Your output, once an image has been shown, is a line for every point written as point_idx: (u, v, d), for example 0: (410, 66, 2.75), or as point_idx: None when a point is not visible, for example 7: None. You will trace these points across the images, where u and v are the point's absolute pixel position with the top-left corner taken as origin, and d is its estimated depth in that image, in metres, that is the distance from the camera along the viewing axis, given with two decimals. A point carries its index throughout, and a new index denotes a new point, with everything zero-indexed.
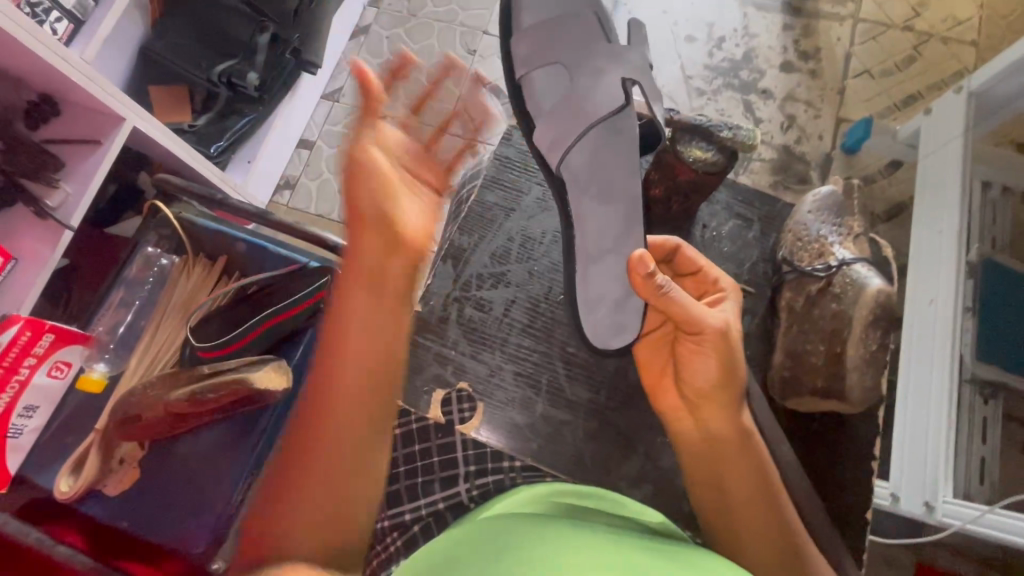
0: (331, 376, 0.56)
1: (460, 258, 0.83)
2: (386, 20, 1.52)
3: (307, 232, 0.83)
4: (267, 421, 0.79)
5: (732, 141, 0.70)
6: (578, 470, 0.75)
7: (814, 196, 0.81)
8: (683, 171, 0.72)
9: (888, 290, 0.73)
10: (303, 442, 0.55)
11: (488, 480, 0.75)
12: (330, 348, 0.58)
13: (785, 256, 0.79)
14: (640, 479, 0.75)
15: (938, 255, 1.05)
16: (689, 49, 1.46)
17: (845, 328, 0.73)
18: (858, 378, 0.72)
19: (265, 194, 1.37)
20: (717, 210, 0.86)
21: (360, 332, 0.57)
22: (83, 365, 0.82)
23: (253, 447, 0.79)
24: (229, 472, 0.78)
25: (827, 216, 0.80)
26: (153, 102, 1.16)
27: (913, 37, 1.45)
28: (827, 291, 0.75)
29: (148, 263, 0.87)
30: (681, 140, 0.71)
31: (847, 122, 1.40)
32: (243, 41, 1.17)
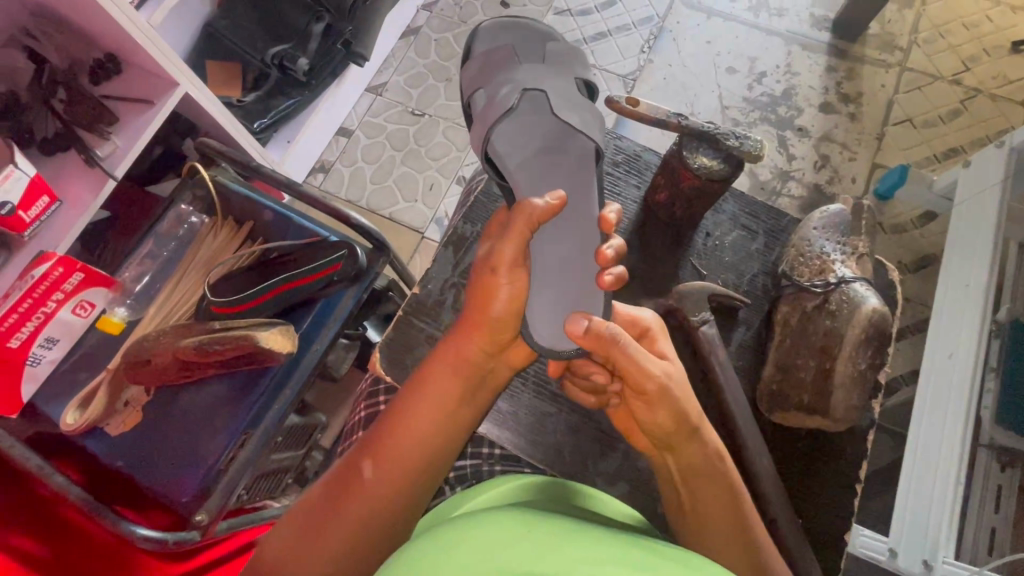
0: (419, 401, 0.61)
1: (461, 245, 0.81)
2: (437, 24, 1.58)
3: (331, 207, 0.85)
4: (267, 383, 0.81)
5: (739, 150, 0.69)
6: (557, 464, 0.75)
7: (821, 213, 0.79)
8: (688, 177, 0.72)
9: (882, 312, 0.71)
10: (378, 446, 0.60)
11: (465, 465, 0.76)
12: (425, 373, 0.63)
13: (786, 269, 0.77)
14: (618, 480, 0.74)
15: (962, 308, 1.02)
16: (730, 81, 1.47)
17: (836, 346, 0.71)
18: (844, 396, 0.70)
19: (300, 173, 1.42)
20: (723, 220, 0.85)
21: (431, 403, 0.61)
22: (105, 307, 0.86)
23: (251, 405, 0.81)
24: (224, 427, 0.80)
25: (831, 234, 0.77)
26: (208, 75, 1.23)
27: (960, 91, 1.43)
28: (822, 308, 0.73)
29: (179, 219, 0.91)
30: (687, 145, 0.71)
31: (881, 168, 1.38)
32: (299, 28, 1.23)
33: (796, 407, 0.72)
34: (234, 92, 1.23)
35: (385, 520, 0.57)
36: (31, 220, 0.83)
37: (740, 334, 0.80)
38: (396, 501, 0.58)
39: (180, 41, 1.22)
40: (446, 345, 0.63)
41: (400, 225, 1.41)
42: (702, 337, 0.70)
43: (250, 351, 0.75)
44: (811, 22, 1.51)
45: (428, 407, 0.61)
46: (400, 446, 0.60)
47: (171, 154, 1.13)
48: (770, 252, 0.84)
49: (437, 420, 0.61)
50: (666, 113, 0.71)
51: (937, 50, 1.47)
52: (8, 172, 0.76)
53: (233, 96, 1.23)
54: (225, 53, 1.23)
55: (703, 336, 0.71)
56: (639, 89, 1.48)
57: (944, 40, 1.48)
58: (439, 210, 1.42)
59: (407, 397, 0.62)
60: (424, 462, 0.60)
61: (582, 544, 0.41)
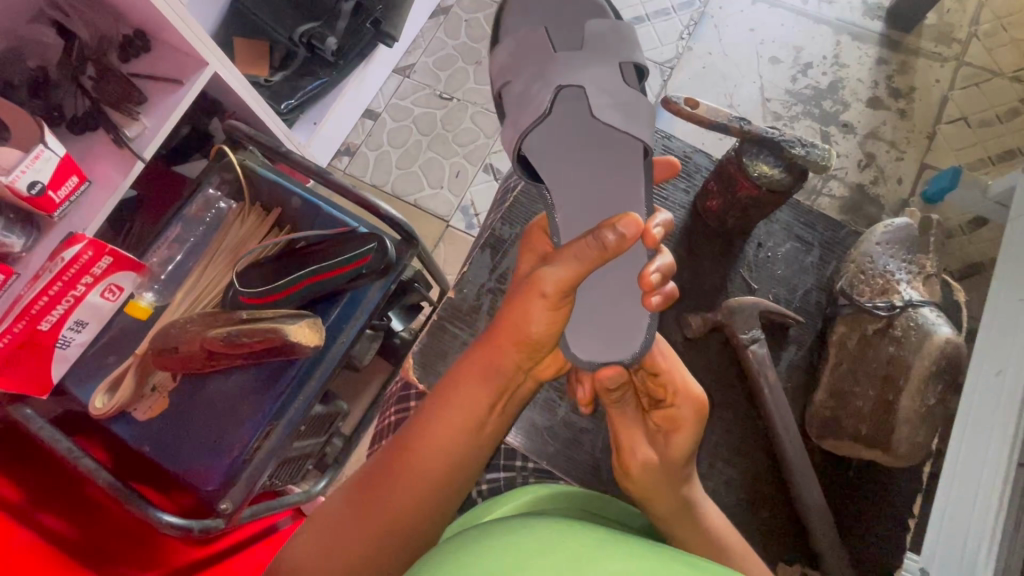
0: (446, 407, 0.60)
1: (498, 247, 0.79)
2: (468, 3, 1.53)
3: (361, 198, 0.82)
4: (294, 374, 0.80)
5: (803, 158, 0.65)
6: (593, 481, 0.74)
7: (886, 226, 0.75)
8: (747, 186, 0.68)
9: (957, 340, 0.69)
10: (402, 453, 0.59)
11: (498, 477, 0.74)
12: (453, 379, 0.61)
13: (845, 286, 0.74)
14: None
15: (1014, 327, 0.97)
16: (773, 71, 1.40)
17: (901, 375, 0.70)
18: (910, 432, 0.69)
19: (325, 156, 1.39)
20: (777, 230, 0.81)
21: (456, 408, 0.60)
22: (133, 291, 0.86)
23: (278, 396, 0.80)
24: (250, 416, 0.80)
25: (897, 251, 0.74)
26: (235, 54, 1.20)
27: (1021, 89, 1.35)
28: (885, 332, 0.72)
29: (207, 205, 0.90)
30: (747, 153, 0.67)
31: (931, 169, 1.31)
32: (328, 5, 1.20)
33: (857, 441, 0.71)
34: (261, 72, 1.20)
35: (410, 525, 0.56)
36: (61, 200, 0.82)
37: (791, 352, 0.78)
38: (415, 509, 0.56)
39: (208, 17, 1.19)
40: (475, 352, 0.61)
41: (425, 213, 1.39)
42: (750, 354, 0.71)
43: (277, 343, 0.74)
44: (864, 11, 1.42)
45: (453, 413, 0.60)
46: (424, 453, 0.58)
47: (198, 135, 1.11)
48: (825, 266, 0.81)
49: (463, 428, 0.59)
50: (728, 117, 0.66)
51: (999, 43, 1.38)
52: (39, 152, 0.75)
53: (260, 75, 1.20)
54: (253, 30, 1.20)
55: (751, 355, 0.71)
56: (677, 78, 1.42)
57: (1007, 33, 1.38)
58: (466, 198, 1.39)
59: (437, 399, 0.61)
60: (447, 470, 0.59)
61: (615, 546, 0.39)
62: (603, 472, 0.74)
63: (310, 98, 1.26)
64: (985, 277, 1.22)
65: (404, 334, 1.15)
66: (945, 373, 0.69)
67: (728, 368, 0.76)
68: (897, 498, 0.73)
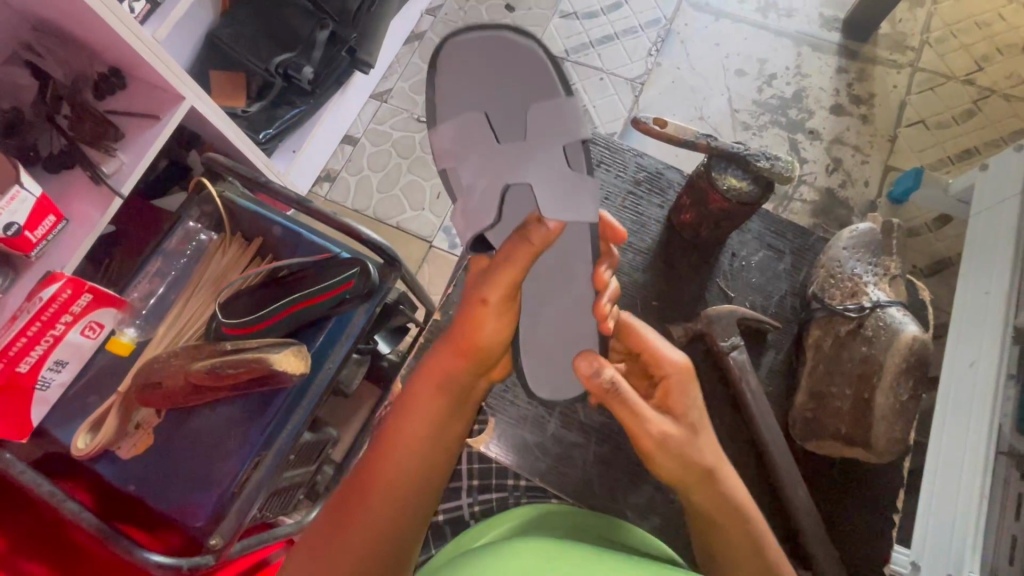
0: (407, 420, 0.60)
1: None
2: (441, 28, 1.56)
3: (342, 224, 0.83)
4: (281, 403, 0.80)
5: (768, 170, 0.68)
6: (587, 497, 0.74)
7: (850, 231, 0.79)
8: (717, 199, 0.71)
9: (924, 338, 0.71)
10: (368, 473, 0.58)
11: (491, 497, 0.79)
12: (410, 393, 0.62)
13: (817, 291, 0.77)
14: (648, 510, 0.73)
15: (983, 318, 1.00)
16: (739, 83, 1.45)
17: (874, 373, 0.72)
18: (886, 428, 0.71)
19: (305, 183, 1.40)
20: (750, 239, 0.84)
21: (417, 416, 0.60)
22: (114, 327, 0.85)
23: (266, 427, 0.79)
24: (239, 448, 0.79)
25: (863, 254, 0.78)
26: (211, 86, 1.21)
27: (974, 91, 1.41)
28: (857, 333, 0.74)
29: (187, 237, 0.89)
30: (715, 166, 0.70)
31: (895, 171, 1.36)
32: (303, 35, 1.21)
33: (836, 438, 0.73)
34: (240, 104, 1.21)
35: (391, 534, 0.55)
36: (38, 239, 0.82)
37: (771, 355, 0.80)
38: (395, 520, 0.56)
39: (183, 51, 1.20)
40: (430, 364, 0.63)
41: (408, 234, 1.40)
42: (732, 362, 0.73)
43: (261, 373, 0.74)
44: (821, 23, 1.49)
45: (413, 424, 0.60)
46: (390, 468, 0.58)
47: (176, 168, 1.12)
48: (797, 272, 0.83)
49: (423, 439, 0.60)
50: (696, 134, 0.69)
51: (950, 49, 1.45)
52: (14, 193, 0.75)
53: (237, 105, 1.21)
54: (228, 61, 1.21)
55: (733, 362, 0.73)
56: (649, 94, 1.46)
57: (957, 39, 1.45)
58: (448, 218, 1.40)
59: (398, 412, 0.62)
60: (419, 480, 0.58)
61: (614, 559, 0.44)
62: (594, 487, 0.75)
63: (288, 127, 1.28)
64: (953, 273, 1.26)
65: (391, 357, 1.15)
66: (916, 370, 0.71)
67: (711, 377, 0.77)
68: (882, 496, 0.75)
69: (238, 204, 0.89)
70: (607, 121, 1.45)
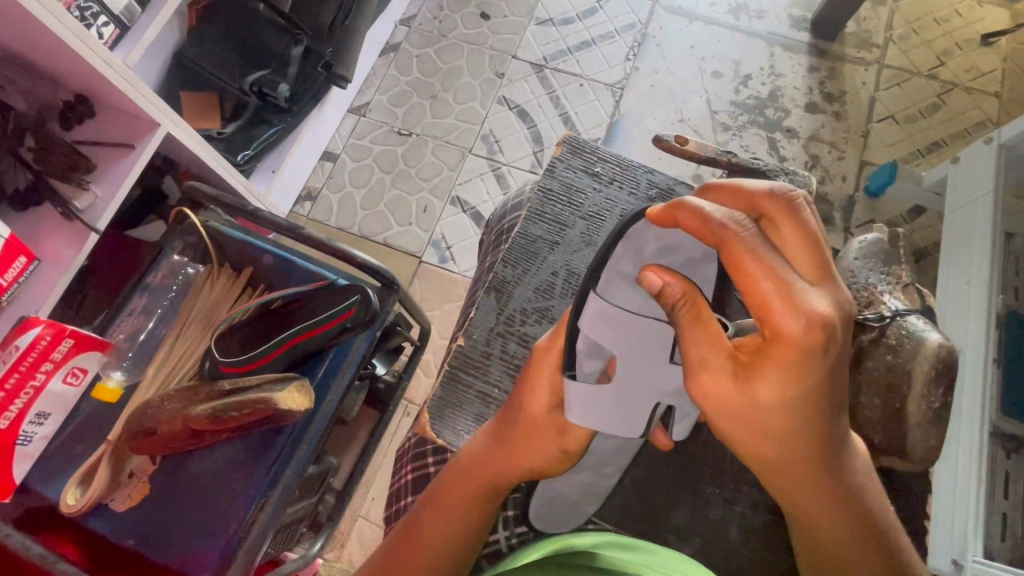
0: (446, 504, 0.56)
1: (504, 290, 0.74)
2: (416, 39, 1.54)
3: (336, 250, 0.80)
4: (284, 442, 0.76)
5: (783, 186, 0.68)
6: (626, 523, 0.66)
7: (859, 242, 0.78)
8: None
9: (947, 344, 0.71)
10: (401, 549, 0.57)
11: (528, 528, 0.65)
12: (454, 473, 0.57)
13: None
14: (687, 531, 0.66)
15: (967, 306, 1.03)
16: (716, 85, 1.47)
17: (902, 382, 0.70)
18: (920, 437, 0.69)
19: (285, 204, 1.36)
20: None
21: (456, 500, 0.56)
22: (99, 372, 0.80)
23: (269, 468, 0.76)
24: (241, 492, 0.75)
25: (873, 262, 0.76)
26: (183, 107, 1.16)
27: (937, 85, 1.47)
28: (880, 342, 0.72)
29: (173, 271, 0.86)
30: None
31: (870, 165, 1.40)
32: (277, 52, 1.18)
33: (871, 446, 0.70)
34: (215, 125, 1.17)
35: None
36: (8, 282, 0.76)
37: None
38: None
39: (151, 73, 1.15)
40: (471, 454, 0.56)
41: (396, 250, 1.37)
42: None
43: (264, 414, 0.71)
44: (791, 23, 1.52)
45: (448, 514, 0.56)
46: (423, 547, 0.56)
47: (150, 196, 1.06)
48: None
49: (459, 530, 0.56)
50: (715, 150, 0.67)
51: (913, 46, 1.50)
52: None
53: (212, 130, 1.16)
54: (198, 81, 1.16)
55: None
56: (629, 99, 1.47)
57: (918, 36, 1.51)
58: (436, 232, 1.38)
59: (440, 484, 0.57)
60: (455, 554, 0.56)
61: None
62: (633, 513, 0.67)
63: (266, 147, 1.23)
64: (930, 263, 1.31)
65: (388, 378, 1.12)
66: (943, 373, 0.70)
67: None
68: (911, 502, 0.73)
69: (224, 234, 0.84)
70: (589, 128, 1.45)
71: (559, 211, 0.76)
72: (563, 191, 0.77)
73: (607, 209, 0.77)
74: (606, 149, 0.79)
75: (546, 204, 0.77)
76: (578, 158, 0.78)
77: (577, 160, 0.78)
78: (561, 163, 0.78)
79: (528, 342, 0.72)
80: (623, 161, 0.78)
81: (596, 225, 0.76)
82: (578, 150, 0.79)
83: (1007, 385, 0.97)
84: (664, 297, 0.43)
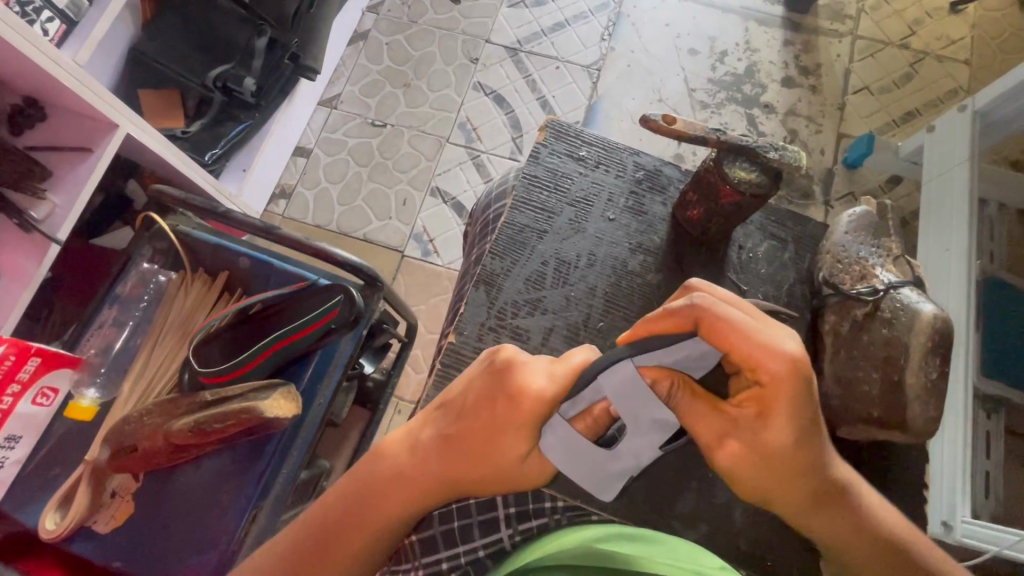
0: (373, 510, 0.53)
1: (493, 282, 0.73)
2: (385, 26, 1.49)
3: (316, 248, 0.77)
4: (274, 449, 0.74)
5: (778, 161, 0.65)
6: (630, 513, 0.65)
7: (851, 215, 0.77)
8: (728, 192, 0.67)
9: (942, 315, 0.68)
10: (310, 571, 0.52)
11: (532, 524, 0.62)
12: (417, 459, 0.53)
13: (827, 277, 0.75)
14: (694, 517, 0.66)
15: (947, 273, 1.04)
16: (693, 63, 1.46)
17: (900, 355, 0.68)
18: (921, 409, 0.66)
19: (259, 203, 1.31)
20: (752, 231, 0.80)
21: (413, 488, 0.53)
22: (71, 390, 0.77)
23: (260, 477, 0.73)
24: (232, 504, 0.73)
25: (864, 238, 0.76)
26: (142, 106, 1.10)
27: (909, 55, 1.48)
28: (874, 315, 0.71)
29: (143, 280, 0.82)
30: (724, 159, 0.66)
31: (847, 137, 1.41)
32: (240, 44, 1.12)
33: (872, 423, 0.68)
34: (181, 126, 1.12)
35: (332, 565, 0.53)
36: None
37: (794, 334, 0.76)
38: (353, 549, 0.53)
39: (106, 71, 1.09)
40: (402, 473, 0.53)
41: (377, 245, 1.34)
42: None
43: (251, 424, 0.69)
44: None
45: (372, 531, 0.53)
46: (365, 516, 0.53)
47: (113, 204, 1.01)
48: (801, 260, 0.80)
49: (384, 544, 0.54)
50: (703, 128, 0.65)
51: (884, 16, 1.51)
52: None
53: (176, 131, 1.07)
54: (159, 79, 1.10)
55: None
56: (605, 79, 1.44)
57: (889, 6, 1.51)
58: (417, 225, 1.35)
59: (397, 464, 0.53)
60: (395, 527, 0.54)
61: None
62: (637, 502, 0.66)
63: (235, 144, 1.18)
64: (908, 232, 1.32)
65: (376, 377, 1.10)
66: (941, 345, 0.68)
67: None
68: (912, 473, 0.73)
69: (198, 238, 0.81)
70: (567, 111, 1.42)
71: (546, 199, 0.77)
72: (549, 179, 0.78)
73: (593, 196, 0.78)
74: (592, 136, 0.80)
75: (531, 193, 0.77)
76: (564, 146, 0.79)
77: (564, 147, 0.79)
78: (545, 150, 0.79)
79: (521, 334, 0.71)
80: (607, 149, 0.80)
81: (584, 213, 0.77)
82: (564, 139, 0.80)
83: (989, 349, 0.98)
84: (658, 389, 0.49)
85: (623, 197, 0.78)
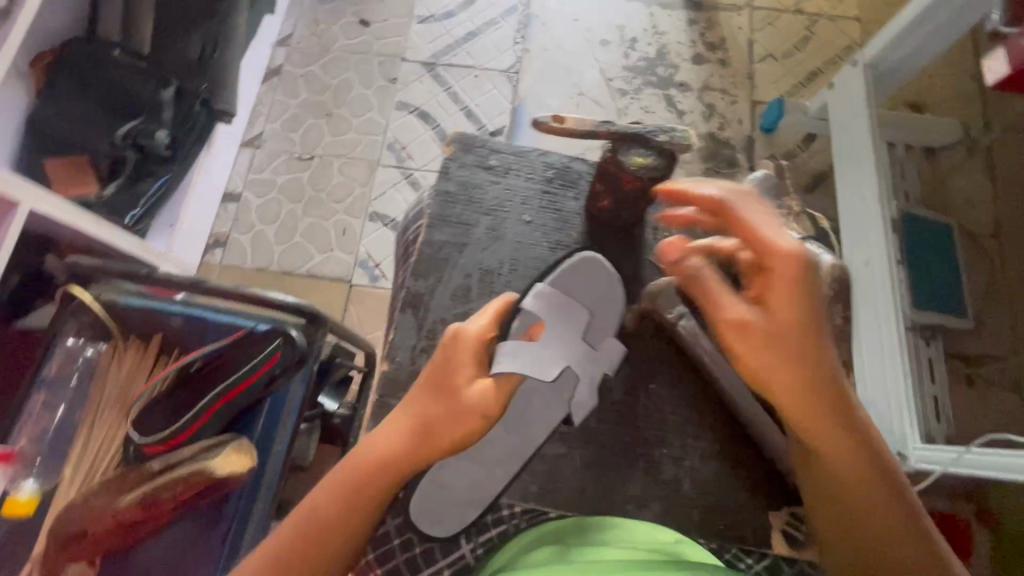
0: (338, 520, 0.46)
1: (419, 303, 0.73)
2: (299, 59, 1.48)
3: (246, 294, 0.73)
4: (232, 510, 0.72)
5: (669, 144, 0.63)
6: (583, 504, 0.66)
7: (748, 181, 0.73)
8: (630, 179, 0.68)
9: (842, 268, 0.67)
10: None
11: (490, 534, 0.63)
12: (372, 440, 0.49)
13: (725, 248, 0.75)
14: (646, 498, 0.67)
15: (867, 219, 0.95)
16: (605, 53, 1.50)
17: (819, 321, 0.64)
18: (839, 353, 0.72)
19: (195, 258, 1.27)
20: (661, 215, 0.79)
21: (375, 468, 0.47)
22: (11, 485, 0.75)
23: (222, 541, 0.71)
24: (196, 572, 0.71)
25: (768, 201, 0.72)
26: (49, 176, 0.93)
27: (805, 19, 1.56)
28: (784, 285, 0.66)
29: (70, 357, 0.78)
30: (620, 149, 0.66)
31: (760, 105, 1.48)
32: (144, 95, 0.96)
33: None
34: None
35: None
36: None
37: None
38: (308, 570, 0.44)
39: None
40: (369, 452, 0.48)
41: (326, 280, 1.32)
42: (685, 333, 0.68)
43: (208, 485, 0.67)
44: None
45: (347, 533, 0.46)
46: (324, 533, 0.46)
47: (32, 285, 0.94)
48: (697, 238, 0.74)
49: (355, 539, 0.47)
50: (593, 122, 0.64)
51: None
52: None
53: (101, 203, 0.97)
54: (55, 143, 0.94)
55: (684, 331, 0.69)
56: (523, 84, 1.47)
57: None
58: (361, 253, 1.34)
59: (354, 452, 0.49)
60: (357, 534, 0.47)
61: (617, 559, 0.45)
62: (589, 493, 0.67)
63: (157, 201, 1.04)
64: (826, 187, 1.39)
65: (341, 411, 1.07)
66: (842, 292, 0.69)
67: (669, 355, 0.71)
68: None
69: (127, 305, 0.76)
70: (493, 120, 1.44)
71: (460, 211, 0.76)
72: (461, 191, 0.77)
73: (508, 199, 0.78)
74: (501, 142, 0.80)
75: (448, 209, 0.77)
76: (472, 157, 0.79)
77: (475, 157, 0.79)
78: (454, 163, 0.78)
79: None
80: (517, 151, 0.80)
81: (500, 219, 0.76)
82: (473, 147, 0.79)
83: (919, 282, 0.95)
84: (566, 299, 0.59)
85: (537, 194, 0.78)
